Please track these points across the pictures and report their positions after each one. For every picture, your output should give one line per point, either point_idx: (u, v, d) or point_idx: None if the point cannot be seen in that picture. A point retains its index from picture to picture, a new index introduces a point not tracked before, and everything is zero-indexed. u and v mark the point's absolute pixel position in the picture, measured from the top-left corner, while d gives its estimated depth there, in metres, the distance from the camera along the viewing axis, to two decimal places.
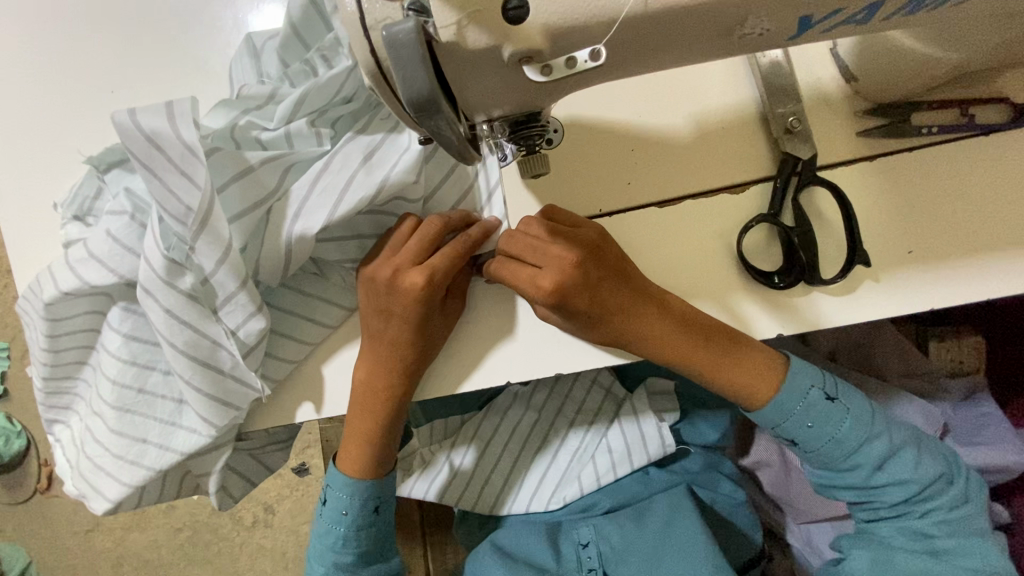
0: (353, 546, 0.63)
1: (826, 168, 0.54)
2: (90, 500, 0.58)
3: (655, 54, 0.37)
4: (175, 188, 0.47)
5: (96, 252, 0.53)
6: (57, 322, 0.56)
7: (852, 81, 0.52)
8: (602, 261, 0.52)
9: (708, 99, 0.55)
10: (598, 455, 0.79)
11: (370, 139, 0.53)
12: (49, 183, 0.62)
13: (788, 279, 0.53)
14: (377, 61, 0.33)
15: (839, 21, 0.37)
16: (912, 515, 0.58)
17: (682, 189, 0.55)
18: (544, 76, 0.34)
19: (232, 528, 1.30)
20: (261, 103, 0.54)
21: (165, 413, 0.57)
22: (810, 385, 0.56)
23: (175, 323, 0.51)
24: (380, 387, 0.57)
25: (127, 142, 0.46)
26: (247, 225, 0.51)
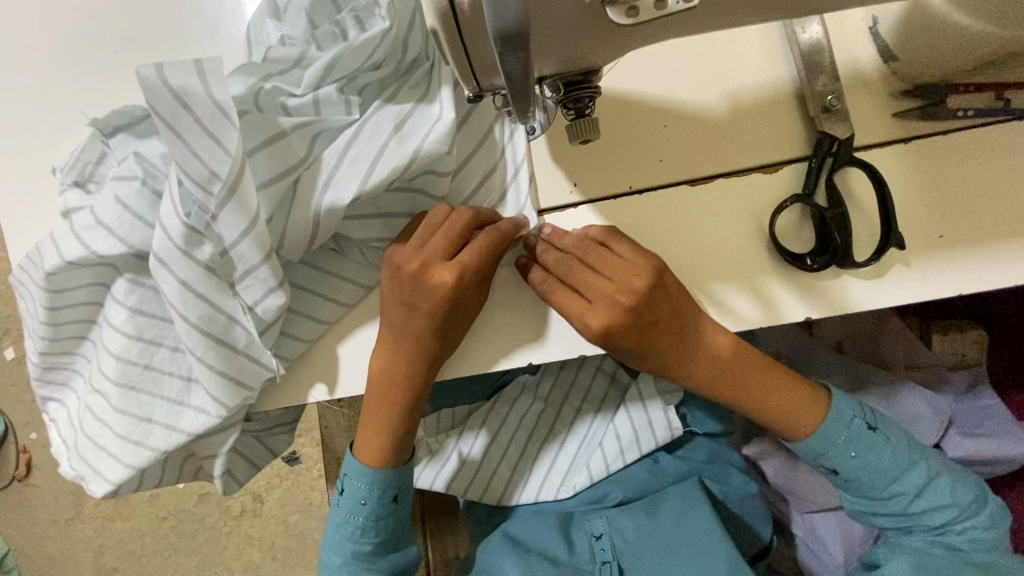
0: (372, 535, 0.62)
1: (861, 150, 0.53)
2: (88, 482, 0.55)
3: (726, 7, 0.35)
4: (201, 152, 0.45)
5: (104, 219, 0.50)
6: (58, 293, 0.53)
7: (891, 60, 0.52)
8: (660, 301, 0.51)
9: (746, 76, 0.54)
10: (606, 441, 0.79)
11: (400, 109, 0.50)
12: (48, 147, 0.58)
13: (820, 260, 0.52)
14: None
15: None
16: (947, 536, 0.59)
17: (715, 168, 0.54)
18: (630, 19, 0.32)
19: (219, 518, 1.27)
20: (287, 66, 0.50)
21: (172, 392, 0.54)
22: (852, 414, 0.57)
23: (190, 296, 0.49)
24: (399, 375, 0.55)
25: (150, 98, 0.43)
26: (273, 194, 0.49)
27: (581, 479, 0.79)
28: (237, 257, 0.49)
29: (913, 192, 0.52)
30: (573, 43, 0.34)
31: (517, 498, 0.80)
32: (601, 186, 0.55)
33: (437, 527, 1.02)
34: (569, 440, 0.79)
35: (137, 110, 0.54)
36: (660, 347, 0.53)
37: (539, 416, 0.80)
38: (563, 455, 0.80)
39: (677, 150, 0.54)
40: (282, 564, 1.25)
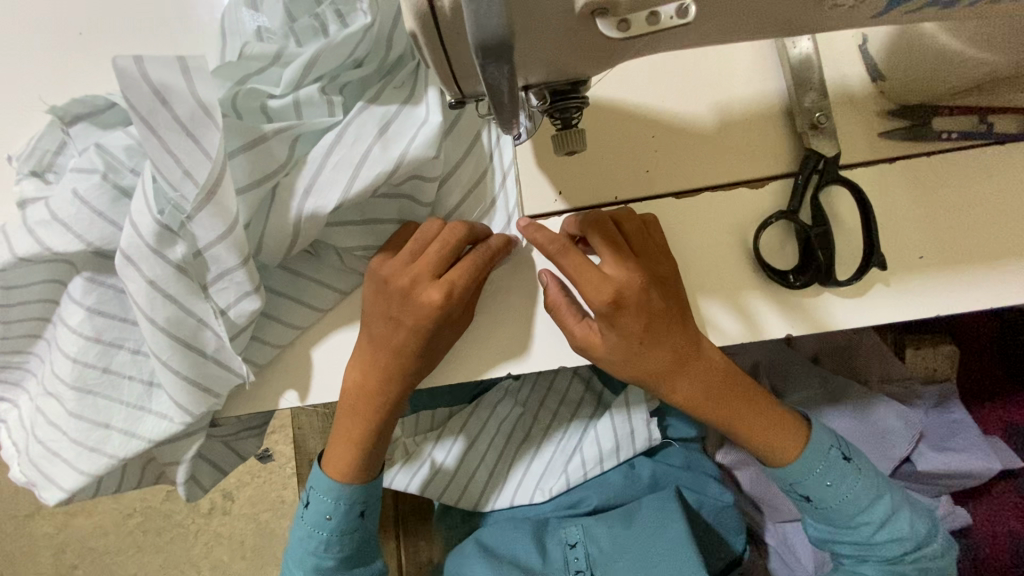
0: (336, 550, 0.60)
1: (846, 167, 0.53)
2: (40, 489, 0.52)
3: (723, 22, 0.34)
4: (177, 149, 0.43)
5: (61, 215, 0.47)
6: (10, 290, 0.50)
7: (879, 79, 0.52)
8: (670, 291, 0.51)
9: (735, 89, 0.53)
10: (585, 446, 0.78)
11: (384, 111, 0.48)
12: (6, 133, 0.55)
13: (803, 278, 0.51)
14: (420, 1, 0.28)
15: (928, 2, 0.33)
16: (900, 566, 0.59)
17: (702, 180, 0.53)
18: (619, 33, 0.30)
19: (187, 517, 1.23)
20: (265, 64, 0.47)
21: (132, 396, 0.51)
22: (830, 444, 0.58)
23: (157, 297, 0.46)
24: (372, 388, 0.53)
25: (126, 91, 0.40)
26: (251, 200, 0.47)
27: (557, 484, 0.78)
28: (211, 259, 0.47)
29: (896, 212, 0.52)
30: (565, 48, 0.32)
31: (493, 501, 0.79)
32: (586, 195, 0.54)
33: (412, 531, 1.01)
34: (551, 445, 0.79)
35: (100, 100, 0.50)
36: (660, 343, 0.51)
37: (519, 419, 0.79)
38: (546, 455, 0.78)
39: (669, 164, 0.53)
40: (250, 564, 1.22)
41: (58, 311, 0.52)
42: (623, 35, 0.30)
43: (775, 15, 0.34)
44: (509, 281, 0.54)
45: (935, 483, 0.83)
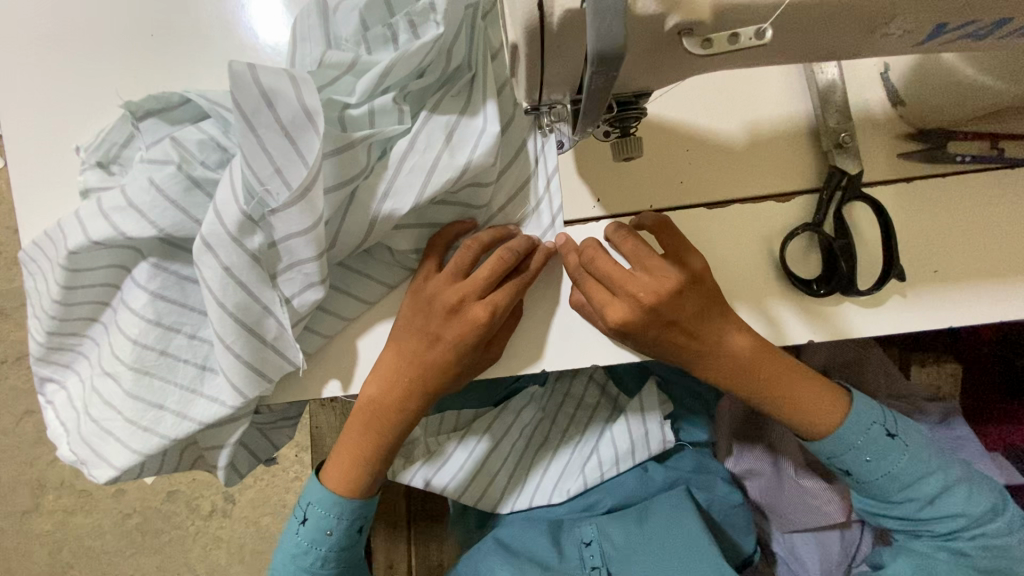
0: (332, 565, 0.61)
1: (868, 185, 0.56)
2: (91, 467, 0.55)
3: (782, 48, 0.37)
4: (273, 148, 0.46)
5: (135, 201, 0.49)
6: (77, 273, 0.52)
7: (898, 104, 0.56)
8: (701, 292, 0.53)
9: (765, 110, 0.57)
10: (601, 448, 0.80)
11: (446, 120, 0.52)
12: (74, 128, 0.58)
13: (827, 287, 0.55)
14: (529, 17, 0.32)
15: (961, 34, 0.37)
16: (955, 542, 0.62)
17: (732, 194, 0.57)
18: (703, 50, 0.34)
19: (187, 517, 1.23)
20: (340, 72, 0.51)
21: (185, 379, 0.54)
22: (872, 421, 0.59)
23: (230, 283, 0.49)
24: (393, 405, 0.56)
25: (235, 90, 0.44)
26: (333, 201, 0.50)
27: (575, 484, 0.79)
28: (285, 250, 0.50)
29: (913, 228, 0.56)
30: (647, 65, 0.36)
31: (505, 506, 0.80)
32: (623, 202, 0.57)
33: (422, 533, 1.01)
34: (559, 457, 0.80)
35: (174, 96, 0.54)
36: (673, 348, 0.54)
37: (536, 426, 0.81)
38: (556, 468, 0.80)
39: (703, 177, 0.57)
40: (249, 568, 1.22)
41: (119, 295, 0.54)
42: (708, 53, 0.33)
43: (832, 44, 0.38)
44: (547, 281, 0.57)
45: None
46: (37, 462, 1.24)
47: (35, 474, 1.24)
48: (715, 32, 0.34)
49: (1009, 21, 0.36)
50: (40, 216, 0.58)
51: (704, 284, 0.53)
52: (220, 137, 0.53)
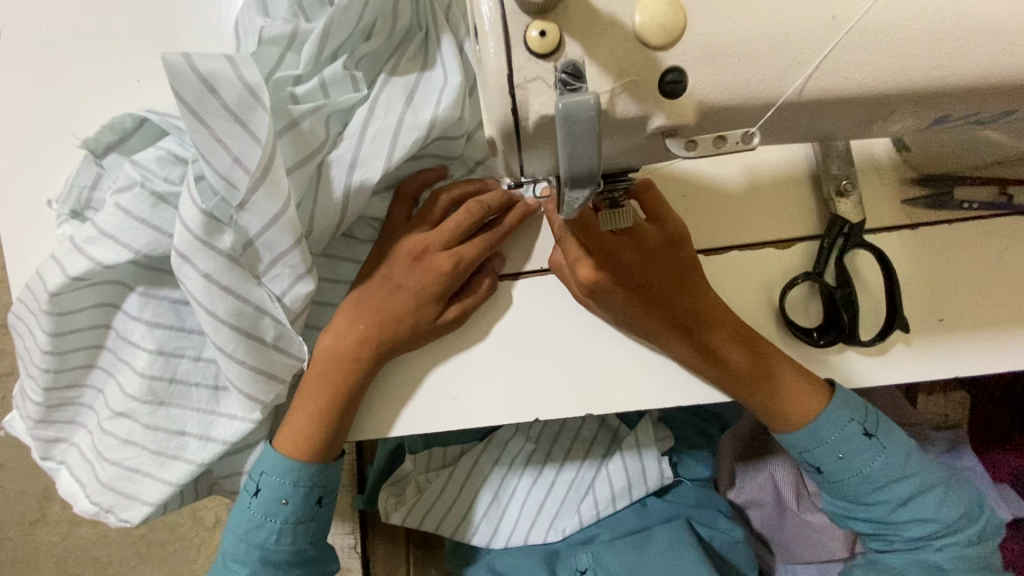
0: (288, 541, 0.56)
1: (872, 232, 0.54)
2: (120, 511, 0.54)
3: (794, 133, 0.35)
4: (225, 137, 0.45)
5: (106, 228, 0.49)
6: (64, 317, 0.52)
7: (903, 149, 0.53)
8: (676, 258, 0.53)
9: (763, 158, 0.55)
10: (597, 486, 0.79)
11: (406, 81, 0.53)
12: (61, 166, 0.58)
13: (827, 337, 0.53)
14: (505, 118, 0.30)
15: (966, 120, 0.36)
16: (925, 554, 0.58)
17: (731, 240, 0.55)
18: (688, 151, 0.32)
19: (192, 528, 1.22)
20: (281, 48, 0.51)
21: (202, 402, 0.54)
22: (850, 418, 0.54)
23: (215, 291, 0.48)
24: (344, 355, 0.53)
25: (178, 84, 0.43)
26: (300, 178, 0.50)
27: (570, 523, 0.79)
28: (263, 247, 0.49)
29: (918, 277, 0.54)
30: (638, 158, 0.34)
31: (484, 498, 0.78)
32: None
33: (423, 556, 0.99)
34: (550, 480, 0.79)
35: (127, 122, 0.53)
36: (645, 311, 0.53)
37: (530, 459, 0.79)
38: (543, 488, 0.79)
39: (698, 223, 0.55)
40: None
41: (112, 334, 0.54)
42: (693, 155, 0.32)
43: (831, 133, 0.36)
44: (523, 240, 0.57)
45: None
46: (41, 475, 1.24)
47: (40, 485, 1.24)
48: (701, 134, 0.32)
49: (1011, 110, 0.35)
50: (31, 255, 0.59)
51: (681, 248, 0.53)
52: (178, 150, 0.52)
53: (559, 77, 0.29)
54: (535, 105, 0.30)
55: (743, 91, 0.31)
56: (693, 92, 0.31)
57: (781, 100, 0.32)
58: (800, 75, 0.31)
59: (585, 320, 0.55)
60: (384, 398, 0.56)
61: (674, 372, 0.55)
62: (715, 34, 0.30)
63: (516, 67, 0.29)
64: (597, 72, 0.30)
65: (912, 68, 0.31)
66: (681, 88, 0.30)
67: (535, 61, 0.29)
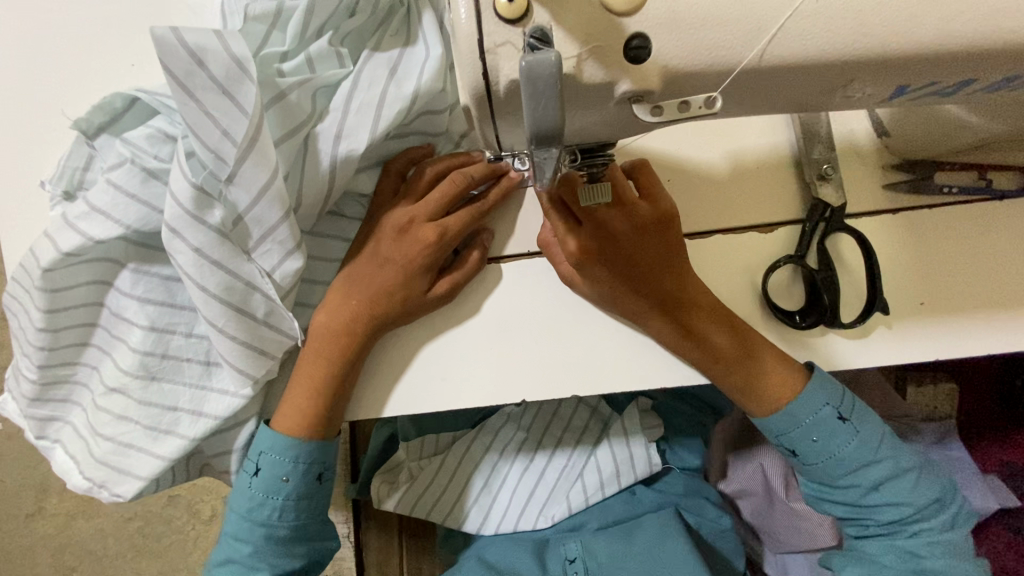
0: (291, 518, 0.57)
1: (851, 217, 0.55)
2: (113, 486, 0.55)
3: (764, 103, 0.36)
4: (213, 110, 0.46)
5: (98, 205, 0.51)
6: (57, 294, 0.53)
7: (884, 135, 0.54)
8: (667, 235, 0.53)
9: (745, 141, 0.56)
10: (587, 473, 0.80)
11: (387, 56, 0.54)
12: (54, 147, 0.59)
13: (810, 319, 0.54)
14: (477, 84, 0.31)
15: (930, 91, 0.37)
16: (898, 537, 0.59)
17: (713, 223, 0.56)
18: (652, 116, 0.33)
19: (188, 521, 1.23)
20: (267, 26, 0.52)
21: (194, 377, 0.55)
22: (824, 402, 0.55)
23: (205, 264, 0.49)
24: (337, 330, 0.54)
25: (165, 57, 0.44)
26: (288, 150, 0.51)
27: (559, 510, 0.80)
28: (251, 221, 0.50)
29: (898, 260, 0.55)
30: (612, 127, 0.35)
31: (477, 484, 0.79)
32: None
33: (416, 546, 1.00)
34: (541, 467, 0.80)
35: (117, 102, 0.54)
36: (635, 285, 0.54)
37: (522, 448, 0.80)
38: (534, 476, 0.80)
39: (682, 207, 0.56)
40: None
41: (105, 312, 0.55)
42: (659, 119, 0.33)
43: (801, 100, 0.37)
44: (506, 217, 0.58)
45: None
46: (38, 467, 1.25)
47: (37, 477, 1.25)
48: (665, 99, 0.33)
49: (972, 80, 0.36)
50: (24, 236, 0.59)
51: (672, 225, 0.53)
52: (167, 128, 0.52)
53: (527, 40, 0.29)
54: (505, 69, 0.30)
55: (707, 57, 0.32)
56: (657, 59, 0.32)
57: (738, 67, 0.33)
58: (757, 44, 0.32)
59: (571, 301, 0.56)
60: (374, 378, 0.57)
61: (658, 353, 0.56)
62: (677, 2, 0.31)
63: (484, 31, 0.30)
64: (564, 37, 0.30)
65: (874, 40, 0.32)
66: (644, 55, 0.31)
67: (507, 26, 0.30)
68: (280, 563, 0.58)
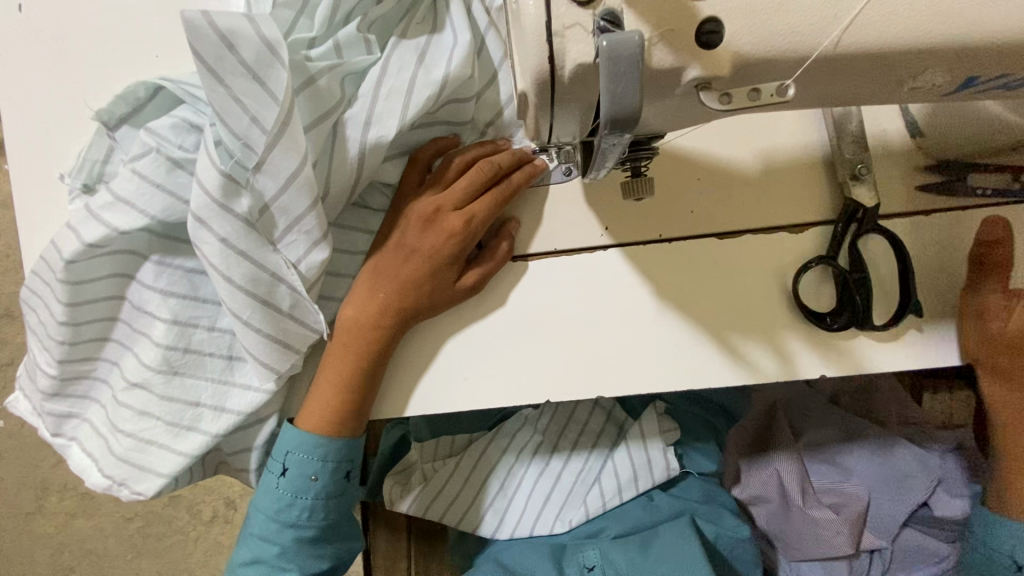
0: (320, 517, 0.56)
1: (884, 218, 0.54)
2: (134, 484, 0.54)
3: (819, 96, 0.36)
4: (243, 95, 0.46)
5: (122, 194, 0.50)
6: (78, 286, 0.52)
7: (919, 136, 0.54)
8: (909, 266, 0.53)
9: (777, 138, 0.56)
10: (604, 478, 0.79)
11: (416, 43, 0.53)
12: (73, 139, 0.58)
13: (841, 320, 0.53)
14: (540, 69, 0.31)
15: (993, 85, 0.36)
16: None
17: (743, 222, 0.55)
18: (722, 105, 0.32)
19: (189, 522, 1.22)
20: (295, 12, 0.51)
21: (216, 372, 0.54)
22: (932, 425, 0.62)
23: (231, 255, 0.49)
24: (365, 324, 0.53)
25: (193, 41, 0.43)
26: (316, 139, 0.50)
27: (576, 515, 0.79)
28: (279, 211, 0.49)
29: (930, 262, 0.54)
30: (668, 118, 0.35)
31: (493, 486, 0.78)
32: (633, 232, 0.56)
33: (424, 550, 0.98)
34: (556, 470, 0.79)
35: (140, 92, 0.53)
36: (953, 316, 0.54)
37: (538, 450, 0.79)
38: (550, 479, 0.79)
39: (713, 206, 0.56)
40: None
41: (126, 306, 0.54)
42: (729, 107, 0.32)
43: (853, 96, 0.36)
44: (529, 211, 0.57)
45: (947, 529, 0.84)
46: (39, 466, 1.23)
47: (37, 476, 1.23)
48: (736, 86, 0.33)
49: None
50: (41, 229, 0.58)
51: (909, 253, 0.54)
52: (192, 117, 0.51)
53: (599, 25, 0.29)
54: (572, 52, 0.30)
55: (778, 46, 0.32)
56: (730, 42, 0.31)
57: (815, 53, 0.32)
58: (835, 30, 0.31)
59: (600, 299, 0.56)
60: (399, 375, 0.56)
61: (685, 353, 0.55)
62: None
63: (555, 14, 0.29)
64: (638, 21, 0.30)
65: (931, 33, 0.32)
66: (717, 39, 0.31)
67: (575, 7, 0.30)
68: (303, 565, 0.57)
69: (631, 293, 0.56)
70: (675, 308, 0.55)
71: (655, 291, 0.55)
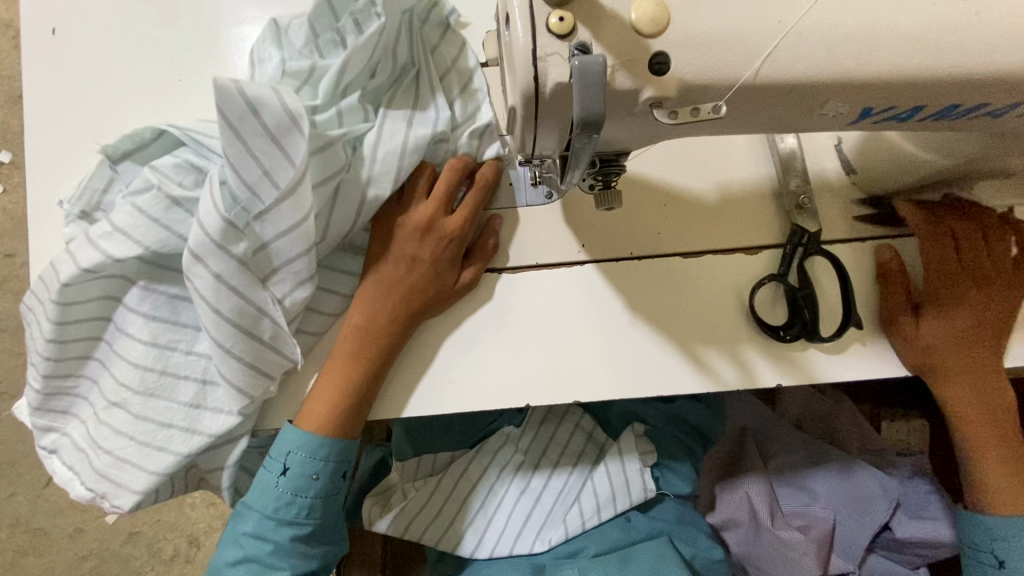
0: (316, 515, 0.58)
1: (827, 243, 0.62)
2: (110, 498, 0.56)
3: (754, 114, 0.42)
4: (260, 151, 0.51)
5: (121, 225, 0.54)
6: (69, 308, 0.55)
7: (852, 173, 0.62)
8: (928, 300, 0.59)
9: (732, 171, 0.63)
10: (583, 498, 0.81)
11: (403, 115, 0.60)
12: (74, 168, 0.62)
13: (791, 333, 0.59)
14: (526, 85, 0.37)
15: (890, 116, 0.44)
16: None
17: (703, 240, 0.62)
18: (670, 120, 0.39)
19: (148, 561, 1.18)
20: (299, 82, 0.58)
21: (189, 396, 0.57)
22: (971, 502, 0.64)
23: (223, 289, 0.53)
24: (374, 332, 0.57)
25: (222, 103, 0.48)
26: (321, 194, 0.56)
27: (557, 534, 0.80)
28: (273, 251, 0.55)
29: (866, 286, 0.61)
30: (629, 128, 0.41)
31: (476, 504, 0.80)
32: (608, 248, 0.62)
33: None
34: (538, 490, 0.81)
35: (146, 133, 0.58)
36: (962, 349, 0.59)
37: (519, 468, 0.81)
38: (530, 498, 0.81)
39: (675, 222, 0.62)
40: None
41: (111, 327, 0.57)
42: (675, 122, 0.39)
43: (783, 121, 0.44)
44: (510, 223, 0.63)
45: (911, 552, 0.88)
46: None
47: None
48: (681, 106, 0.40)
49: (924, 106, 0.43)
50: (37, 246, 0.62)
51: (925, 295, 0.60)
52: (194, 160, 0.57)
53: (573, 51, 0.36)
54: (553, 73, 0.37)
55: (712, 74, 0.39)
56: (675, 72, 0.38)
57: (741, 82, 0.39)
58: (755, 63, 0.39)
59: (578, 312, 0.61)
60: (392, 381, 0.60)
61: (656, 361, 0.60)
62: (679, 18, 0.38)
63: (539, 43, 0.36)
64: (603, 50, 0.37)
65: (835, 75, 0.39)
66: (666, 68, 0.38)
67: (557, 40, 0.37)
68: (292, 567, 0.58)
69: (607, 305, 0.61)
70: (648, 318, 0.61)
71: (628, 304, 0.61)
